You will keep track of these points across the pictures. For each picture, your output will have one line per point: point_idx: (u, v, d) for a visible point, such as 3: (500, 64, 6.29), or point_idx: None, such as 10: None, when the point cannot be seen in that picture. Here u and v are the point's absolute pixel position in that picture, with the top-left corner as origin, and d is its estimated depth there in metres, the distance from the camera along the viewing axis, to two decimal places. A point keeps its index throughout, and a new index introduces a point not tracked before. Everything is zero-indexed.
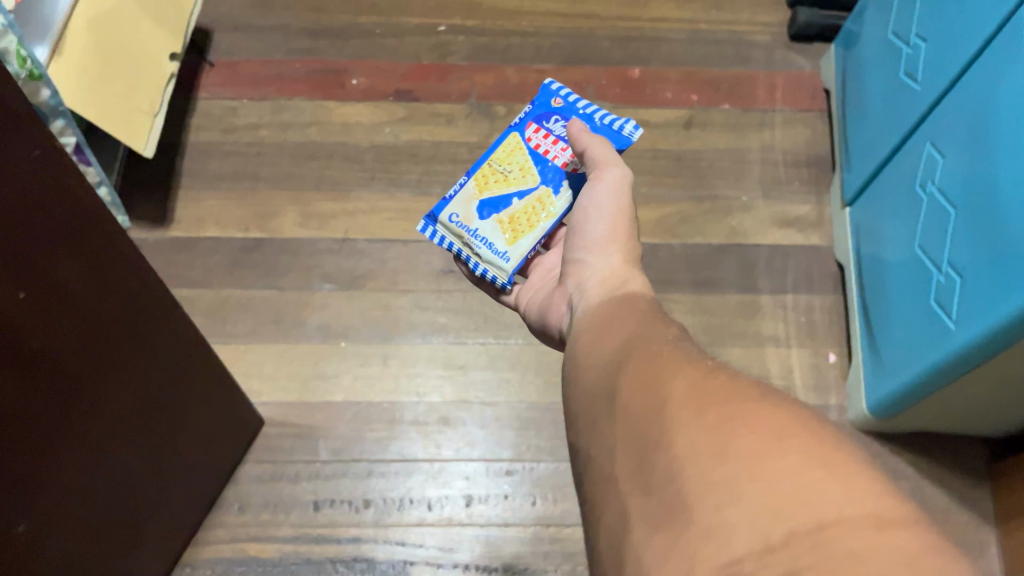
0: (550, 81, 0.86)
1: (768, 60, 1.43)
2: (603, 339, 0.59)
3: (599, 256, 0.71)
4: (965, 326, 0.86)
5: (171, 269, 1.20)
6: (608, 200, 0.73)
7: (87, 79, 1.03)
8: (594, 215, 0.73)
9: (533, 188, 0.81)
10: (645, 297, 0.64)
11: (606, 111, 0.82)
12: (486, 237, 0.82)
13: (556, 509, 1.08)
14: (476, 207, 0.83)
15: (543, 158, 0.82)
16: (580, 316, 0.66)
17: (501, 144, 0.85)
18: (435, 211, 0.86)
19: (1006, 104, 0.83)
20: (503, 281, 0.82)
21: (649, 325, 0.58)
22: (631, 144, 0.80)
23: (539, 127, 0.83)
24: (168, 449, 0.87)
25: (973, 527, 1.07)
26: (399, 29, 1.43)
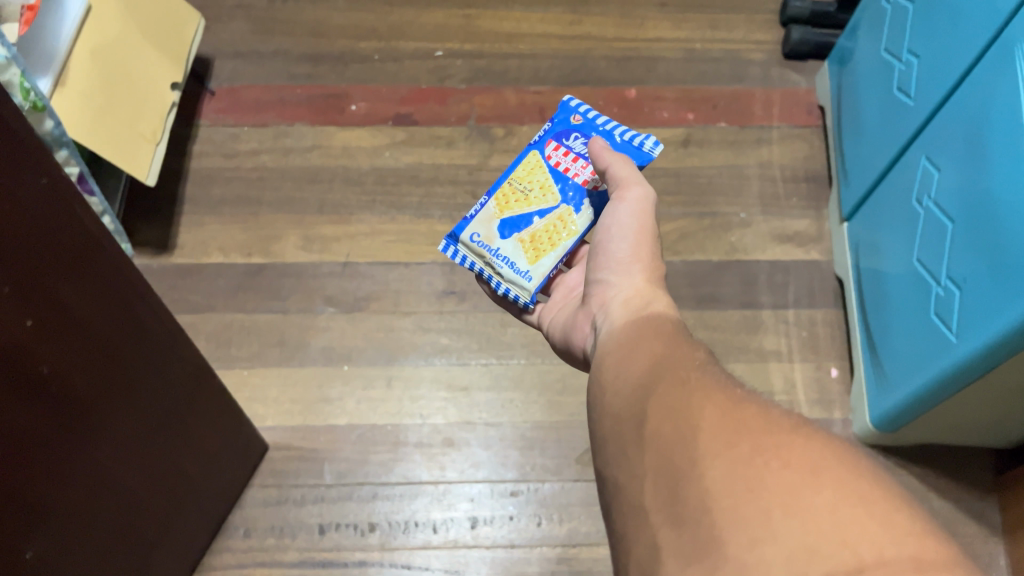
0: (569, 97, 0.87)
1: (764, 77, 1.45)
2: (630, 360, 0.60)
3: (622, 276, 0.71)
4: (967, 338, 0.87)
5: (175, 295, 1.21)
6: (630, 219, 0.72)
7: (91, 109, 1.05)
8: (617, 235, 0.72)
9: (554, 207, 0.82)
10: (671, 318, 0.64)
11: (626, 128, 0.83)
12: (509, 257, 0.82)
13: (562, 529, 1.08)
14: (497, 227, 0.84)
15: (563, 176, 0.83)
16: (605, 338, 0.66)
17: (521, 162, 0.85)
18: (456, 231, 0.86)
19: (1000, 117, 0.84)
20: (526, 300, 0.83)
21: (670, 348, 0.59)
22: (652, 160, 0.81)
23: (558, 145, 0.84)
24: (175, 474, 0.87)
25: (981, 540, 1.07)
26: (398, 54, 1.44)
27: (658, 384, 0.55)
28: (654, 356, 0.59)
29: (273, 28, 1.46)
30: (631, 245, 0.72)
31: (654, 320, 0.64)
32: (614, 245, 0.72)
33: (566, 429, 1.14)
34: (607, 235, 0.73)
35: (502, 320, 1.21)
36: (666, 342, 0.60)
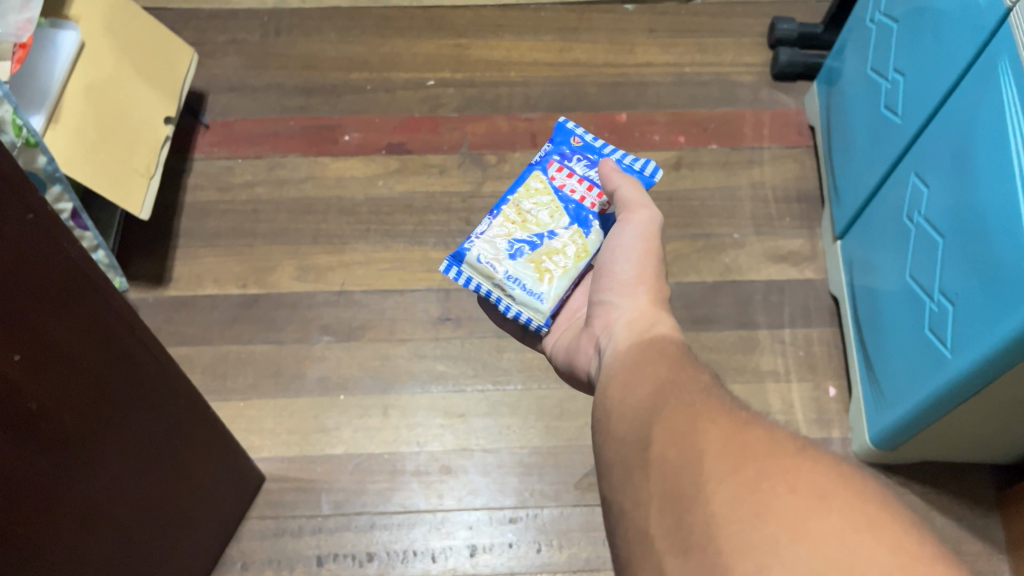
0: (565, 119, 0.88)
1: (754, 99, 1.46)
2: (635, 383, 0.59)
3: (623, 295, 0.71)
4: (961, 353, 0.86)
5: (171, 328, 1.21)
6: (635, 240, 0.73)
7: (84, 144, 1.06)
8: (621, 255, 0.73)
9: (565, 228, 0.82)
10: (675, 339, 0.64)
11: (627, 152, 0.85)
12: (520, 278, 0.79)
13: (562, 555, 1.06)
14: (507, 247, 0.80)
15: (569, 198, 0.83)
16: (609, 359, 0.66)
17: (523, 183, 0.84)
18: (461, 251, 0.81)
19: (986, 133, 0.85)
20: (538, 323, 0.80)
21: (674, 374, 0.58)
22: (655, 185, 0.82)
23: (561, 167, 0.85)
24: (171, 507, 0.87)
25: (985, 558, 1.05)
26: (391, 84, 1.46)
27: (660, 410, 0.54)
28: (658, 379, 0.58)
29: (266, 62, 1.48)
30: (636, 265, 0.72)
31: (663, 341, 0.64)
32: (618, 265, 0.73)
33: (564, 454, 1.13)
34: (612, 255, 0.74)
35: (498, 346, 1.21)
36: (671, 363, 0.60)
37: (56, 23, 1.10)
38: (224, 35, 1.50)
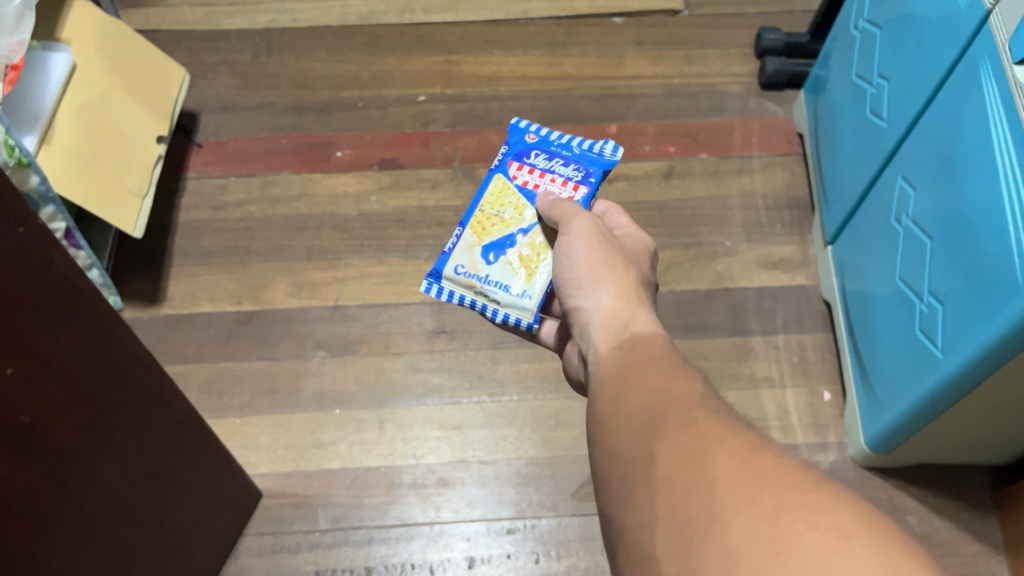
0: (518, 120, 0.88)
1: (743, 109, 1.47)
2: (624, 394, 0.56)
3: (588, 292, 0.68)
4: (952, 353, 0.87)
5: (165, 347, 1.22)
6: (581, 237, 0.71)
7: (75, 165, 1.06)
8: (571, 260, 0.71)
9: (534, 223, 0.81)
10: (657, 334, 0.63)
11: (582, 138, 0.85)
12: (500, 281, 0.79)
13: (560, 565, 1.06)
14: (480, 253, 0.80)
15: (532, 193, 0.82)
16: (595, 366, 0.63)
17: (487, 188, 0.84)
18: (437, 267, 0.81)
19: (970, 134, 0.85)
20: (528, 320, 0.78)
21: (666, 379, 0.56)
22: (615, 162, 0.82)
23: (521, 164, 0.84)
24: (167, 525, 0.87)
25: (984, 558, 1.05)
26: (382, 101, 1.47)
27: (663, 412, 0.52)
28: (650, 388, 0.55)
29: (257, 82, 1.49)
30: (595, 258, 0.69)
31: (646, 343, 0.61)
32: (568, 271, 0.70)
33: (560, 464, 1.13)
34: (564, 254, 0.71)
35: (493, 358, 1.21)
36: (659, 367, 0.57)
37: (48, 45, 1.12)
38: (215, 56, 1.51)
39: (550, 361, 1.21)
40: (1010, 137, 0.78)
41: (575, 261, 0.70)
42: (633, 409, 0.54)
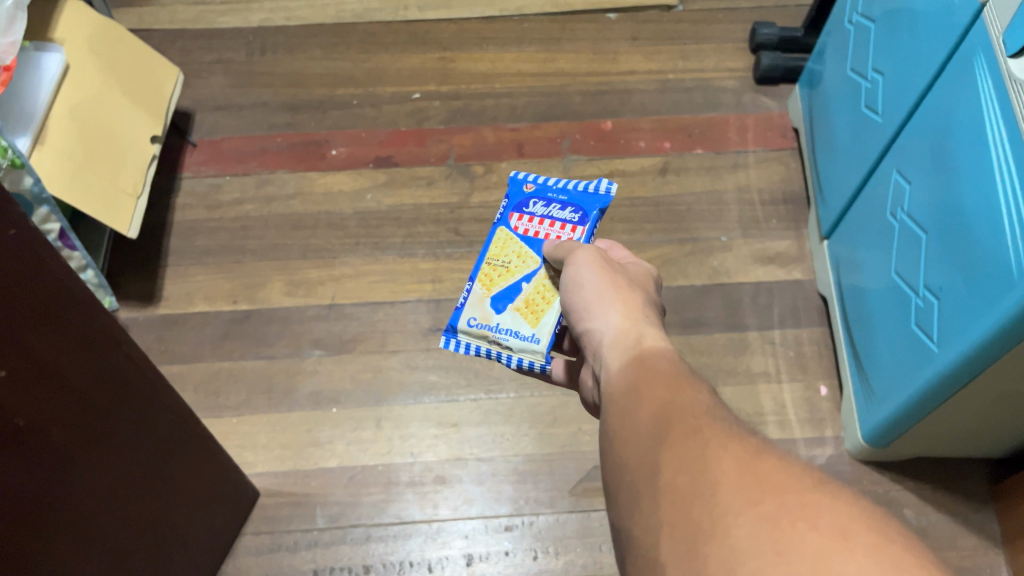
0: (515, 172, 0.88)
1: (738, 104, 1.47)
2: (631, 409, 0.54)
3: (598, 315, 0.66)
4: (948, 348, 0.87)
5: (161, 347, 1.21)
6: (586, 268, 0.70)
7: (70, 166, 1.06)
8: (577, 287, 0.69)
9: (537, 268, 0.81)
10: (666, 349, 0.61)
11: (578, 181, 0.85)
12: (510, 328, 0.79)
13: (558, 562, 1.06)
14: (490, 305, 0.81)
15: (535, 239, 0.82)
16: (604, 386, 0.61)
17: (491, 241, 0.85)
18: (451, 323, 0.83)
19: (964, 129, 0.86)
20: (541, 363, 0.78)
21: (673, 394, 0.54)
22: (610, 198, 0.83)
23: (521, 215, 0.84)
24: (164, 524, 0.87)
25: (981, 552, 1.05)
26: (377, 99, 1.47)
27: (671, 426, 0.51)
28: (656, 403, 0.53)
29: (252, 80, 1.48)
30: (601, 283, 0.68)
31: (657, 358, 0.59)
32: (577, 296, 0.69)
33: (557, 461, 1.13)
34: (570, 289, 0.70)
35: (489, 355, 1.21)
36: (668, 383, 0.56)
37: (41, 46, 1.11)
38: (209, 55, 1.51)
39: None
40: (1004, 131, 0.78)
41: (583, 291, 0.69)
42: (639, 421, 0.53)
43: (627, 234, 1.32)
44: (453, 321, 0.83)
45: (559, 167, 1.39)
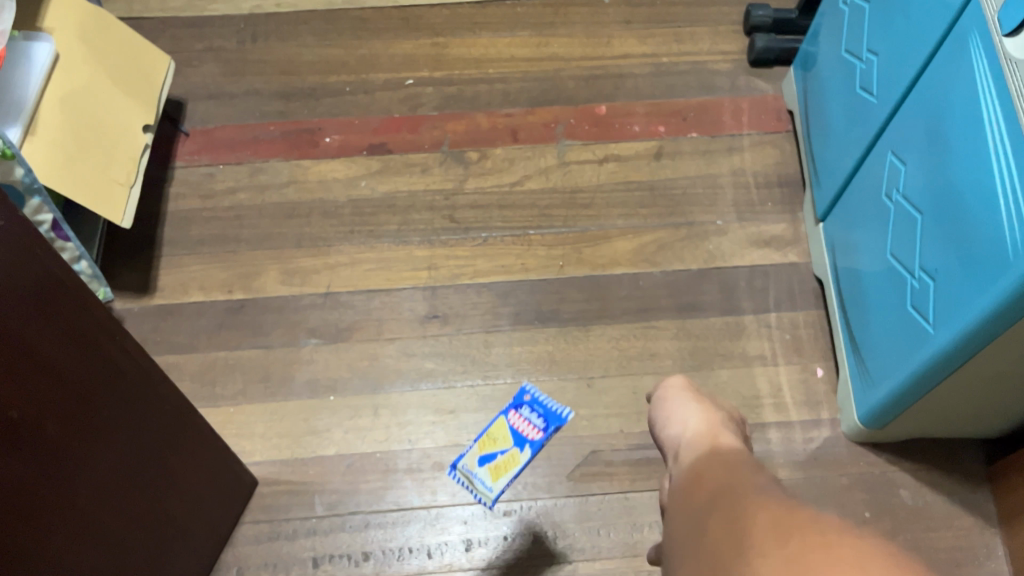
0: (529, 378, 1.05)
1: (732, 87, 1.47)
2: (698, 481, 0.59)
3: (682, 425, 0.74)
4: (943, 329, 0.87)
5: (158, 337, 1.21)
6: (674, 390, 0.80)
7: (60, 156, 1.06)
8: (671, 405, 0.78)
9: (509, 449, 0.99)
10: (740, 449, 0.66)
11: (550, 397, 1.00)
12: (480, 478, 0.98)
13: (557, 546, 1.07)
14: (477, 458, 0.99)
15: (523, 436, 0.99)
16: (680, 468, 0.65)
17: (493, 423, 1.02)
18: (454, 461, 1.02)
19: (959, 109, 0.85)
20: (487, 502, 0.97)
21: (738, 470, 0.58)
22: (564, 419, 0.97)
23: (518, 413, 1.01)
24: (162, 515, 0.87)
25: (978, 531, 1.06)
26: (369, 86, 1.46)
27: (722, 500, 0.52)
28: (716, 478, 0.57)
29: (244, 69, 1.48)
30: (697, 413, 0.75)
31: (734, 453, 0.64)
32: (671, 415, 0.77)
33: (555, 446, 1.13)
34: (657, 402, 0.80)
35: (486, 341, 1.21)
36: (738, 465, 0.59)
37: (29, 35, 1.10)
38: (200, 43, 1.50)
39: (543, 344, 1.21)
40: (998, 110, 0.78)
41: (678, 415, 0.76)
42: (695, 499, 0.56)
43: (622, 219, 1.32)
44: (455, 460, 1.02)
45: (553, 153, 1.39)
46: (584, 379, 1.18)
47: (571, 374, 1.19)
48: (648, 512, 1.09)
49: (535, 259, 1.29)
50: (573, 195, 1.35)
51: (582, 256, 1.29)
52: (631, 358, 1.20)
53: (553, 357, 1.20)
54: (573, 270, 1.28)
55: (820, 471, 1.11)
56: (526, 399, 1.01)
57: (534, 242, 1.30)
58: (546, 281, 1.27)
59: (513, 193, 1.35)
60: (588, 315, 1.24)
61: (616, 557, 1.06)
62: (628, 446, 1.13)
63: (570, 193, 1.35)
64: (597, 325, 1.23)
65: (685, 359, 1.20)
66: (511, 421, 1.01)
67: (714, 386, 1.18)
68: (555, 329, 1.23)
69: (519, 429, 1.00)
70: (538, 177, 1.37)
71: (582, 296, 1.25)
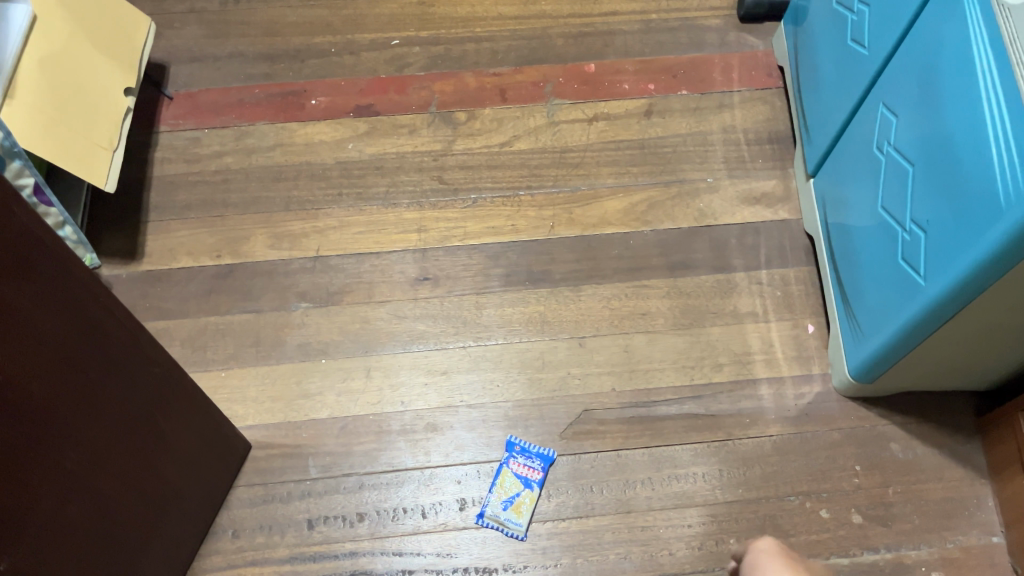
0: (509, 436, 1.11)
1: (722, 43, 1.45)
2: None
3: None
4: (935, 281, 0.87)
5: (147, 303, 1.20)
6: None
7: (41, 120, 1.04)
8: None
9: (522, 484, 1.07)
10: None
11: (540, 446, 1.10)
12: (506, 517, 1.05)
13: (551, 504, 1.07)
14: (502, 504, 1.06)
15: (527, 476, 1.07)
16: None
17: (499, 480, 1.08)
18: (481, 512, 1.06)
19: (951, 59, 0.84)
20: (519, 534, 1.05)
21: None
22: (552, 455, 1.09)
23: (519, 468, 1.08)
24: (155, 478, 0.87)
25: (968, 482, 1.07)
26: (355, 47, 1.44)
27: None
28: None
29: (227, 31, 1.45)
30: None
31: None
32: None
33: (547, 406, 1.14)
34: None
35: (477, 303, 1.21)
36: None
37: None
38: (182, 5, 1.48)
39: (534, 305, 1.21)
40: (992, 59, 0.77)
41: None
42: None
43: (613, 178, 1.32)
44: (480, 511, 1.06)
45: (542, 112, 1.38)
46: (576, 339, 1.18)
47: (563, 333, 1.19)
48: (641, 469, 1.09)
49: (525, 219, 1.28)
50: (563, 155, 1.34)
51: (573, 216, 1.28)
52: (623, 317, 1.20)
53: (545, 318, 1.20)
54: (564, 231, 1.27)
55: (811, 425, 1.12)
56: (516, 449, 1.10)
57: (524, 202, 1.30)
58: (536, 242, 1.26)
59: (502, 153, 1.34)
60: (579, 275, 1.23)
61: (610, 514, 1.06)
62: (620, 404, 1.14)
63: (560, 153, 1.34)
64: (588, 285, 1.22)
65: (676, 317, 1.20)
66: (512, 468, 1.08)
67: (706, 344, 1.18)
68: (546, 289, 1.22)
69: (521, 474, 1.08)
70: (527, 137, 1.35)
71: (573, 256, 1.25)
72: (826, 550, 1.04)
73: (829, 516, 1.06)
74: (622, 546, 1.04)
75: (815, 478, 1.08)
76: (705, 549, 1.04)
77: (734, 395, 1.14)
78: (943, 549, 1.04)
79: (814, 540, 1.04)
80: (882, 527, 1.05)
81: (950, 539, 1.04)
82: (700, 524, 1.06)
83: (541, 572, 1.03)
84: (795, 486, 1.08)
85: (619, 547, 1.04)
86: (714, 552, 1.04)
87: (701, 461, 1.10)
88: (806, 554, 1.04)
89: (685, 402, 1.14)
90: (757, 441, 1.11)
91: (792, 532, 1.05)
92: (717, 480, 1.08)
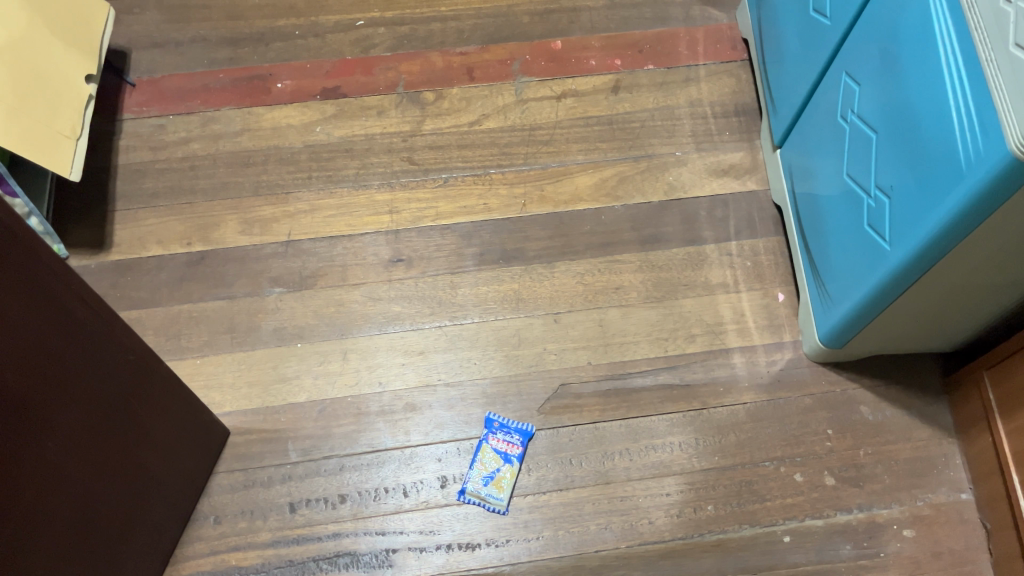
0: (491, 413, 1.12)
1: (687, 17, 1.46)
2: None
3: None
4: (899, 246, 0.89)
5: (117, 293, 1.19)
6: None
7: (2, 110, 1.02)
8: None
9: (504, 460, 1.08)
10: None
11: (520, 423, 1.11)
12: (487, 493, 1.06)
13: (531, 478, 1.08)
14: (484, 481, 1.07)
15: (507, 452, 1.08)
16: None
17: (480, 457, 1.08)
18: (463, 489, 1.07)
19: (911, 27, 0.85)
20: (501, 510, 1.06)
21: None
22: (532, 430, 1.10)
23: (500, 443, 1.09)
24: (135, 465, 0.87)
25: (936, 441, 1.10)
26: (320, 29, 1.43)
27: None
28: None
29: (188, 16, 1.44)
30: None
31: None
32: None
33: (524, 381, 1.14)
34: None
35: (452, 283, 1.22)
36: None
37: None
38: None
39: (509, 283, 1.22)
40: (951, 28, 0.78)
41: None
42: None
43: (583, 154, 1.32)
44: (462, 488, 1.07)
45: (510, 90, 1.38)
46: (551, 315, 1.19)
47: (538, 310, 1.20)
48: (619, 441, 1.11)
49: (497, 198, 1.28)
50: (532, 133, 1.34)
51: (544, 193, 1.29)
52: (597, 292, 1.21)
53: (519, 295, 1.21)
54: (536, 209, 1.28)
55: (783, 392, 1.14)
56: (494, 426, 1.11)
57: (495, 180, 1.30)
58: (509, 220, 1.26)
59: (471, 132, 1.34)
60: (552, 252, 1.24)
61: (589, 486, 1.08)
62: (596, 378, 1.15)
63: (529, 131, 1.34)
64: (562, 261, 1.23)
65: (649, 289, 1.21)
66: (492, 444, 1.09)
67: (679, 315, 1.19)
68: (520, 267, 1.23)
69: (501, 449, 1.09)
70: (496, 116, 1.35)
71: (546, 233, 1.25)
72: (801, 512, 1.06)
73: (803, 479, 1.08)
74: (602, 517, 1.06)
75: (788, 443, 1.10)
76: (684, 517, 1.06)
77: (707, 364, 1.16)
78: (914, 507, 1.06)
79: (790, 502, 1.07)
80: (854, 488, 1.08)
81: (919, 497, 1.07)
82: (678, 492, 1.08)
83: (524, 545, 1.04)
84: (769, 452, 1.10)
85: (599, 517, 1.06)
86: (693, 519, 1.06)
87: (677, 431, 1.11)
88: (782, 517, 1.06)
89: (660, 373, 1.15)
90: (731, 409, 1.13)
91: (768, 496, 1.07)
92: (693, 449, 1.10)
